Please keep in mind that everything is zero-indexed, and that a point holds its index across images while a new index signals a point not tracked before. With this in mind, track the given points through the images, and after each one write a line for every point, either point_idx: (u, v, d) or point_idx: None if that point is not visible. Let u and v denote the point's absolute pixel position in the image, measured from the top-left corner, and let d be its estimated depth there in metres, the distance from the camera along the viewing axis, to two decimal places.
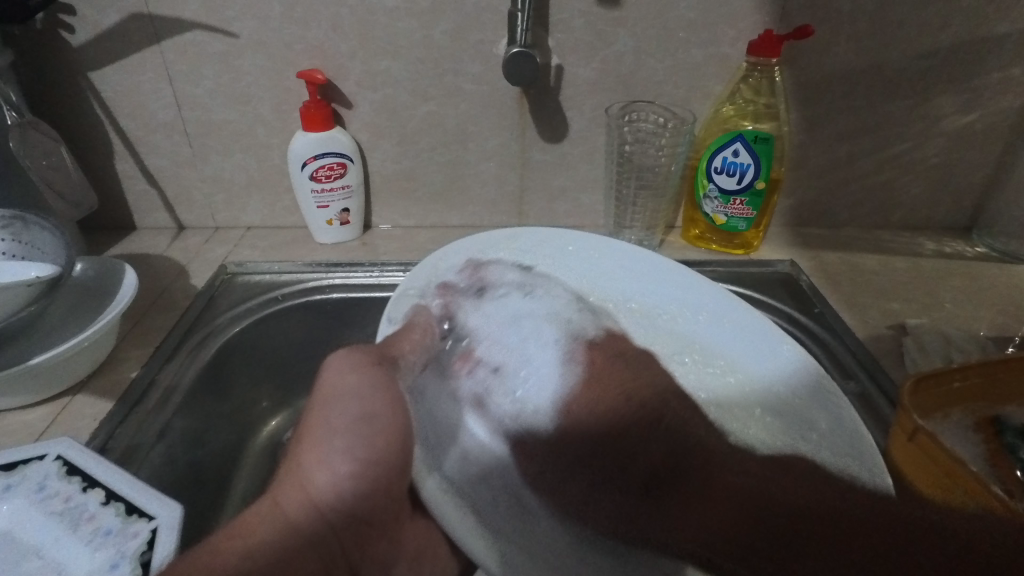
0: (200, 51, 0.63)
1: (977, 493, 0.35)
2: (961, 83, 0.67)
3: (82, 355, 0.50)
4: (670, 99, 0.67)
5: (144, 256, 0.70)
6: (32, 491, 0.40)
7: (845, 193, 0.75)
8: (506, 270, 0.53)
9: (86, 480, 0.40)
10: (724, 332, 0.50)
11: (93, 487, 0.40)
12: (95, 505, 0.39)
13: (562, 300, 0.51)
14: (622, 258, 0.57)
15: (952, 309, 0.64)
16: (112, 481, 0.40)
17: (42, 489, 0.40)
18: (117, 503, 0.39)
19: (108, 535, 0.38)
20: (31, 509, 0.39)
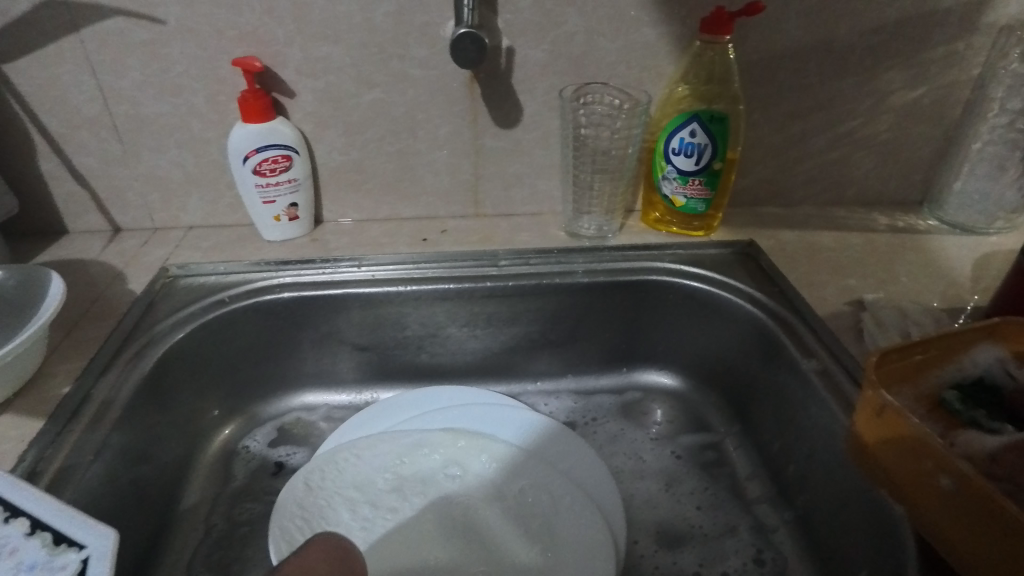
0: (124, 40, 0.59)
1: (945, 465, 0.35)
2: (909, 58, 0.68)
3: (5, 372, 0.46)
4: (624, 80, 0.66)
5: (75, 262, 0.66)
6: None
7: (800, 172, 0.75)
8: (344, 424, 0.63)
9: (7, 510, 0.37)
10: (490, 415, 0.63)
11: (15, 517, 0.37)
12: (18, 537, 0.36)
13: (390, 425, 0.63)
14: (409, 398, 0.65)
15: (907, 283, 0.65)
16: (38, 509, 0.37)
17: None
18: (43, 534, 0.36)
19: (33, 569, 0.35)
20: None
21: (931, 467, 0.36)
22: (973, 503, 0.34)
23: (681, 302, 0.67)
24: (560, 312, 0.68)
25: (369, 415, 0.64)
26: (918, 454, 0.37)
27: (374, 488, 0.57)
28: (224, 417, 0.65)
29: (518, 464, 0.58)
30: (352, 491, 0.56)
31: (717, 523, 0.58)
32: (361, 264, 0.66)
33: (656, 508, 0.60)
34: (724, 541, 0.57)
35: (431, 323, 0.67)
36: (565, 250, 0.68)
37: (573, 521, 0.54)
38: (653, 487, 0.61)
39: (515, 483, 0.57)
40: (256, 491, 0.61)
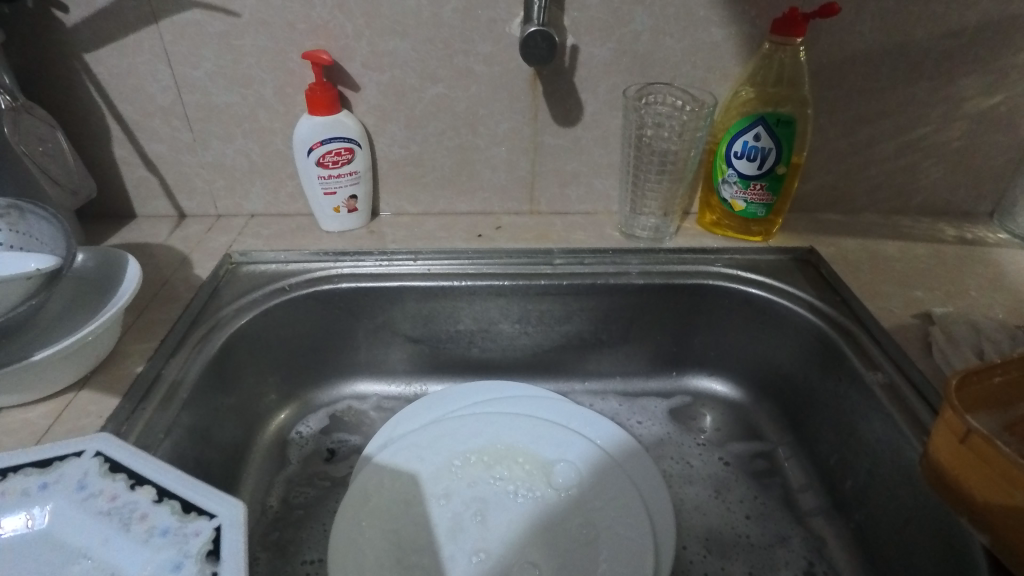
0: (199, 31, 0.61)
1: None
2: (987, 64, 0.65)
3: (86, 351, 0.48)
4: (689, 80, 0.65)
5: (145, 245, 0.68)
6: (72, 489, 0.39)
7: (865, 178, 0.73)
8: (394, 423, 0.64)
9: (132, 478, 0.39)
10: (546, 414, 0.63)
11: (140, 485, 0.39)
12: (147, 504, 0.38)
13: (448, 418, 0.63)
14: (464, 397, 0.66)
15: (976, 297, 0.62)
16: (163, 479, 0.39)
17: (83, 487, 0.39)
18: (172, 502, 0.38)
19: (165, 534, 0.36)
20: (75, 507, 0.38)
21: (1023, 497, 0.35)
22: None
23: (737, 308, 0.66)
24: (613, 312, 0.68)
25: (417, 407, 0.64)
26: (1007, 483, 0.36)
27: (426, 481, 0.57)
28: (281, 402, 0.66)
29: (565, 462, 0.58)
30: (400, 482, 0.56)
31: (769, 534, 0.57)
32: (417, 258, 0.67)
33: (707, 518, 0.59)
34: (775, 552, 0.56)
35: (483, 319, 0.68)
36: (621, 250, 0.68)
37: (621, 521, 0.53)
38: (702, 493, 0.61)
39: (564, 482, 0.56)
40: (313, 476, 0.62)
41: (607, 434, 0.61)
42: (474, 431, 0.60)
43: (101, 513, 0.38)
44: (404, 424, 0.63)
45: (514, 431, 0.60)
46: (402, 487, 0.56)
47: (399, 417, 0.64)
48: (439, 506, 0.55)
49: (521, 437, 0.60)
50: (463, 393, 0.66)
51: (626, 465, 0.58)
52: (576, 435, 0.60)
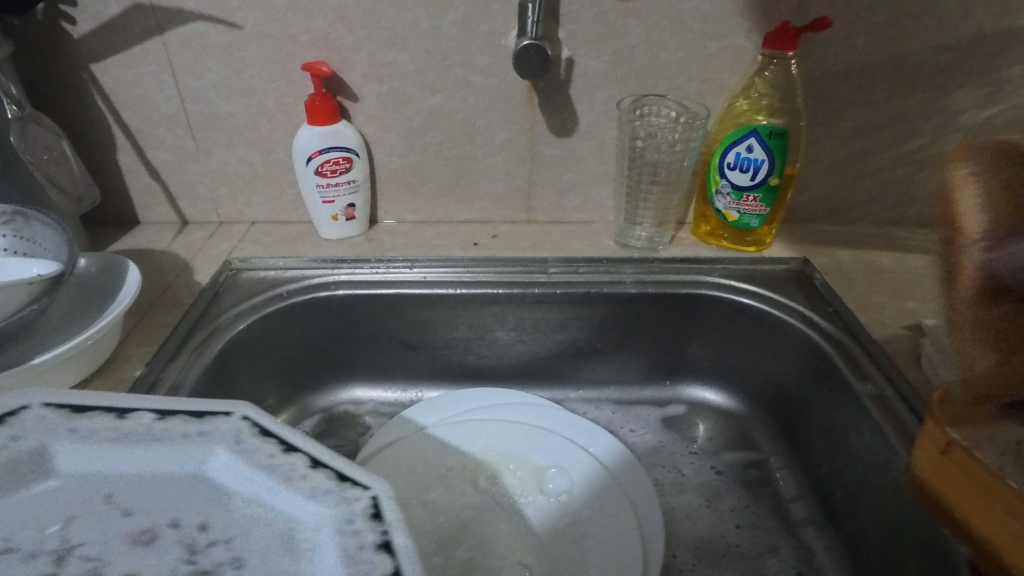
0: (203, 42, 0.62)
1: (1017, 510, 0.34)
2: (982, 77, 0.65)
3: (86, 354, 0.49)
4: (683, 92, 0.66)
5: (147, 251, 0.69)
6: (230, 443, 0.36)
7: (860, 190, 0.73)
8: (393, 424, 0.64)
9: (284, 444, 0.36)
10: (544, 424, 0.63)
11: (295, 451, 0.35)
12: (303, 468, 0.34)
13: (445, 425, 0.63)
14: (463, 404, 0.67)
15: (969, 309, 0.63)
16: (312, 447, 0.35)
17: (239, 445, 0.36)
18: (327, 471, 0.34)
19: (327, 496, 0.33)
20: (234, 460, 0.35)
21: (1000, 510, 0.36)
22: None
23: (731, 318, 0.66)
24: (607, 321, 0.68)
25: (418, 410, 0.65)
26: (986, 496, 0.36)
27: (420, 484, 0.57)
28: (279, 406, 0.67)
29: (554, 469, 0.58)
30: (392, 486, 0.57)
31: (758, 545, 0.57)
32: (414, 265, 0.68)
33: (699, 527, 0.59)
34: (765, 563, 0.56)
35: (479, 326, 0.68)
36: (616, 260, 0.68)
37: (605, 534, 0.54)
38: (694, 502, 0.61)
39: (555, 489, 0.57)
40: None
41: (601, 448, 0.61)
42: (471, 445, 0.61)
43: (261, 467, 0.35)
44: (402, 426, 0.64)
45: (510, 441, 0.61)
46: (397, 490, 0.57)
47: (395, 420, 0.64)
48: (429, 510, 0.56)
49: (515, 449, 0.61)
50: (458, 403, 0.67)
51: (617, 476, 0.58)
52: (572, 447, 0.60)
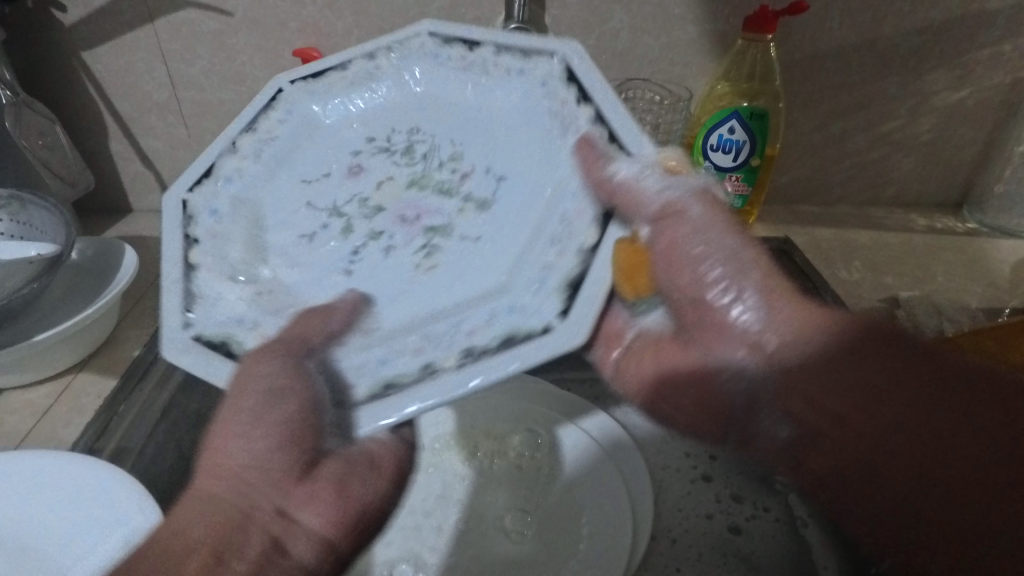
0: (193, 29, 0.63)
1: None
2: (953, 60, 0.68)
3: (85, 334, 0.51)
4: (667, 75, 0.68)
5: (141, 238, 0.70)
6: (431, 58, 0.48)
7: (839, 170, 0.76)
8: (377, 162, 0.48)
9: (499, 59, 0.45)
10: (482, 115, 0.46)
11: (477, 47, 0.46)
12: (491, 56, 0.46)
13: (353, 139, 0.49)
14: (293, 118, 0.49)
15: (943, 282, 0.65)
16: (471, 38, 0.47)
17: (438, 55, 0.48)
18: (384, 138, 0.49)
19: (520, 74, 0.44)
20: (438, 67, 0.48)
21: None
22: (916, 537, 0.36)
23: None
24: None
25: (459, 72, 0.47)
26: None
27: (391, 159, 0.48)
28: None
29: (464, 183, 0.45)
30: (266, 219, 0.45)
31: (734, 515, 0.57)
32: None
33: (684, 512, 0.57)
34: (763, 549, 0.54)
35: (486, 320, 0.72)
36: None
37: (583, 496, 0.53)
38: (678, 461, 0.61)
39: (494, 166, 0.44)
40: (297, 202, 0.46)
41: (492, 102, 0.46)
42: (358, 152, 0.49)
43: (459, 63, 0.47)
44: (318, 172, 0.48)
45: (412, 173, 0.47)
46: (395, 173, 0.47)
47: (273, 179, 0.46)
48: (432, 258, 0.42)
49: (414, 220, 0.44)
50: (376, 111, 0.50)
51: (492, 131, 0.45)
52: (540, 125, 0.42)
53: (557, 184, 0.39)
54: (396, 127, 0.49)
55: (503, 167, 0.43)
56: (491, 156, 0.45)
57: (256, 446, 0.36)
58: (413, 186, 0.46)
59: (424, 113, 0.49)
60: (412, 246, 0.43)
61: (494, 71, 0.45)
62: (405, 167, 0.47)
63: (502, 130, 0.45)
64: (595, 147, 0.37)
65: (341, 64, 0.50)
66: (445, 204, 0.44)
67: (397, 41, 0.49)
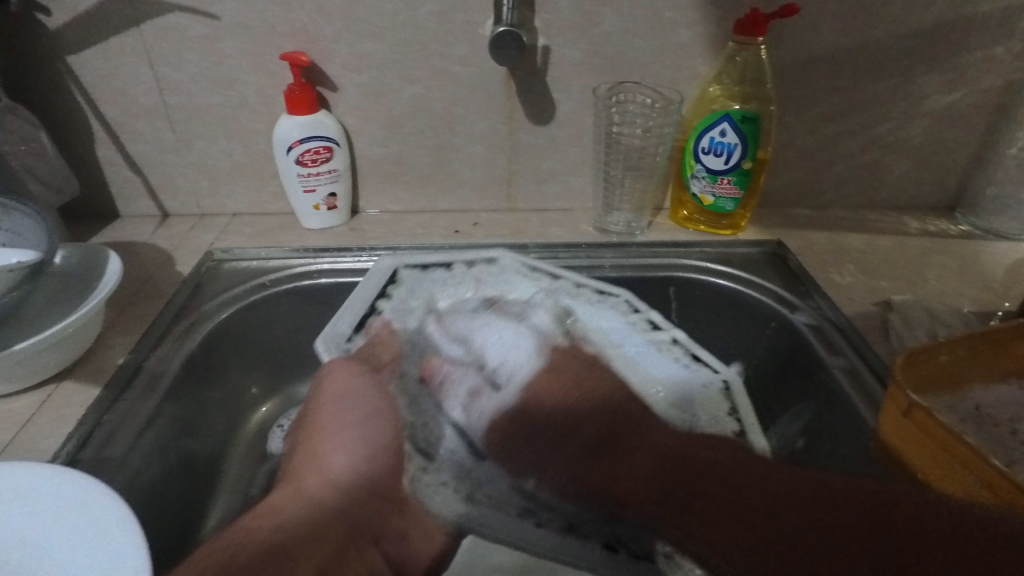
0: (181, 33, 0.62)
1: (975, 467, 0.37)
2: (946, 63, 0.68)
3: (68, 343, 0.50)
4: (658, 80, 0.67)
5: (129, 243, 0.69)
6: (407, 292, 0.62)
7: (832, 174, 0.75)
8: (490, 338, 0.60)
9: (446, 265, 0.64)
10: (535, 288, 0.63)
11: (428, 268, 0.64)
12: (446, 270, 0.64)
13: (485, 404, 0.59)
14: (434, 359, 0.60)
15: (937, 287, 0.65)
16: (422, 271, 0.64)
17: (410, 289, 0.62)
18: (506, 355, 0.60)
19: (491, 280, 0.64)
20: (425, 279, 0.63)
21: (976, 481, 0.37)
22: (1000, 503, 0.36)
23: (707, 300, 0.67)
24: None
25: (451, 273, 0.64)
26: (945, 456, 0.39)
27: (499, 370, 0.60)
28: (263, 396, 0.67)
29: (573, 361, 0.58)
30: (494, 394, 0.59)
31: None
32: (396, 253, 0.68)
33: None
34: None
35: None
36: (596, 246, 0.69)
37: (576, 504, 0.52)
38: None
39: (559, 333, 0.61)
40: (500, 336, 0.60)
41: (513, 289, 0.63)
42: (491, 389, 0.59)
43: (454, 266, 0.65)
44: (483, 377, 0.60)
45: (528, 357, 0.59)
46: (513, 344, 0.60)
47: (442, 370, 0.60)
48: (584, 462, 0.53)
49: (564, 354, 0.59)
50: (461, 355, 0.60)
51: (535, 287, 0.63)
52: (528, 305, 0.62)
53: (593, 309, 0.62)
54: (495, 376, 0.60)
55: (516, 300, 0.63)
56: (535, 295, 0.63)
57: (355, 453, 0.50)
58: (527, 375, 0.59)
59: (486, 290, 0.63)
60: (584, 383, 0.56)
61: (484, 258, 0.65)
62: (518, 352, 0.60)
63: (515, 296, 0.63)
64: (513, 262, 0.65)
65: (369, 310, 0.59)
66: (547, 284, 0.63)
67: (398, 281, 0.63)
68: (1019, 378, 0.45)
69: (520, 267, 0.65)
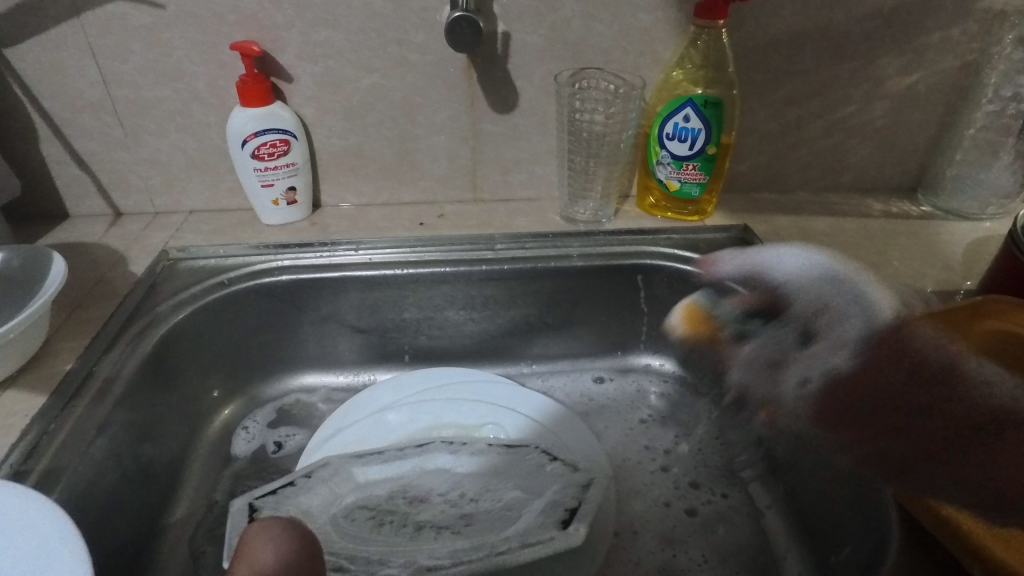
0: (125, 24, 0.60)
1: (934, 427, 0.38)
2: (904, 45, 0.68)
3: (10, 349, 0.47)
4: (620, 65, 0.67)
5: (79, 244, 0.67)
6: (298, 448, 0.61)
7: (796, 158, 0.76)
8: (369, 465, 0.56)
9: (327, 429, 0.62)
10: (411, 409, 0.63)
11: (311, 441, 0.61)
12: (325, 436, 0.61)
13: (383, 493, 0.54)
14: (331, 465, 0.56)
15: (899, 267, 0.65)
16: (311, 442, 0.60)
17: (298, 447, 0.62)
18: (397, 469, 0.56)
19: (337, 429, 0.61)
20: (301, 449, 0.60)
21: (933, 440, 0.38)
22: (958, 461, 0.37)
23: (675, 287, 0.67)
24: (555, 296, 0.68)
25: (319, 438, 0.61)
26: (901, 416, 0.40)
27: (391, 475, 0.56)
28: (225, 398, 0.65)
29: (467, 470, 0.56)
30: (392, 490, 0.55)
31: (689, 500, 0.58)
32: (359, 248, 0.66)
33: (644, 504, 0.57)
34: (719, 532, 0.55)
35: (430, 306, 0.67)
36: (563, 234, 0.69)
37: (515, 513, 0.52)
38: (636, 450, 0.63)
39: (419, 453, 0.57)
40: (419, 527, 0.52)
41: (406, 425, 0.61)
42: (393, 491, 0.55)
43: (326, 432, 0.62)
44: (383, 475, 0.56)
45: (425, 462, 0.57)
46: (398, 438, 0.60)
47: (339, 476, 0.55)
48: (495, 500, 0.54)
49: (454, 459, 0.57)
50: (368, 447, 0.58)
51: (387, 421, 0.61)
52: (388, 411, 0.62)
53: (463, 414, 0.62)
54: (393, 502, 0.54)
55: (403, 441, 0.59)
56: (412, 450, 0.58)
57: None
58: (420, 476, 0.56)
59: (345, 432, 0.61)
60: (477, 470, 0.56)
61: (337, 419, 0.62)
62: (405, 469, 0.56)
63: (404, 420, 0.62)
64: (370, 396, 0.65)
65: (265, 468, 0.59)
66: (438, 481, 0.56)
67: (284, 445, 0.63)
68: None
69: (379, 417, 0.62)
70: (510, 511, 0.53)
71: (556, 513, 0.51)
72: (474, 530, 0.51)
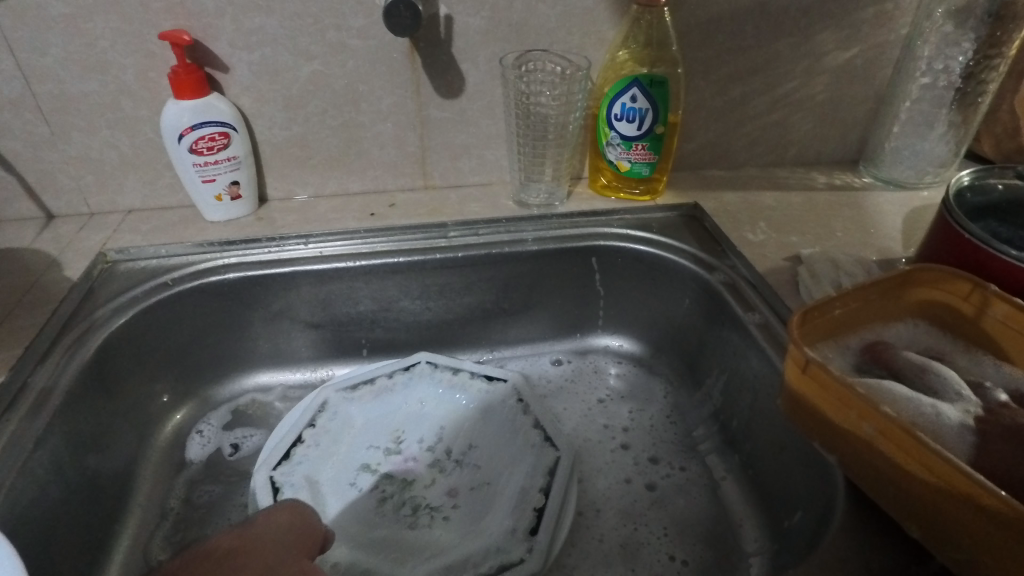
0: (42, 14, 0.56)
1: (866, 414, 0.36)
2: (841, 20, 0.70)
3: None
4: (566, 46, 0.66)
5: (7, 250, 0.63)
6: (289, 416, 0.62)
7: (742, 134, 0.77)
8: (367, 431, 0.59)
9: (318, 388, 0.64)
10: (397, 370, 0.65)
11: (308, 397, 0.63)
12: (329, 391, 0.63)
13: (381, 456, 0.58)
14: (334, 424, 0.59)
15: (843, 238, 0.67)
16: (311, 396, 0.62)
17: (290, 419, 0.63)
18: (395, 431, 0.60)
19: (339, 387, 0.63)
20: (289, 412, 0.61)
21: (869, 429, 0.37)
22: (896, 450, 0.35)
23: (628, 266, 0.67)
24: (510, 280, 0.68)
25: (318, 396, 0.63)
26: (841, 404, 0.38)
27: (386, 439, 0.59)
28: (176, 402, 0.63)
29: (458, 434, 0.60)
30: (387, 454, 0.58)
31: (649, 475, 0.59)
32: (309, 241, 0.65)
33: (605, 482, 0.58)
34: (678, 502, 0.57)
35: (384, 298, 0.67)
36: (516, 219, 0.68)
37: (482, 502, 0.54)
38: (594, 427, 0.64)
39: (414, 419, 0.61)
40: (415, 506, 0.54)
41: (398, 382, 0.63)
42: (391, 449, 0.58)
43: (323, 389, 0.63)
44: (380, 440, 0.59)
45: (420, 424, 0.60)
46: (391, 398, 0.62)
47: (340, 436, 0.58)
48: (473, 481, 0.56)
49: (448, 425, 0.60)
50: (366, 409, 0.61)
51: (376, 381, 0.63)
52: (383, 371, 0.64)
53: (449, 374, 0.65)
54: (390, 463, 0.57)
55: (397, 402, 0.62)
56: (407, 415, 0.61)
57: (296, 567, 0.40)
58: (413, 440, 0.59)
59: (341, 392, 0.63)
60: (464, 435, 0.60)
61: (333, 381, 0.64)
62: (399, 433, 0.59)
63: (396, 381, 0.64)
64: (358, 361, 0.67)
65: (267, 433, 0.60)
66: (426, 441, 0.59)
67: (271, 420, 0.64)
68: (914, 317, 0.47)
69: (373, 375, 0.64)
70: (489, 485, 0.55)
71: (525, 516, 0.52)
72: (459, 514, 0.53)
